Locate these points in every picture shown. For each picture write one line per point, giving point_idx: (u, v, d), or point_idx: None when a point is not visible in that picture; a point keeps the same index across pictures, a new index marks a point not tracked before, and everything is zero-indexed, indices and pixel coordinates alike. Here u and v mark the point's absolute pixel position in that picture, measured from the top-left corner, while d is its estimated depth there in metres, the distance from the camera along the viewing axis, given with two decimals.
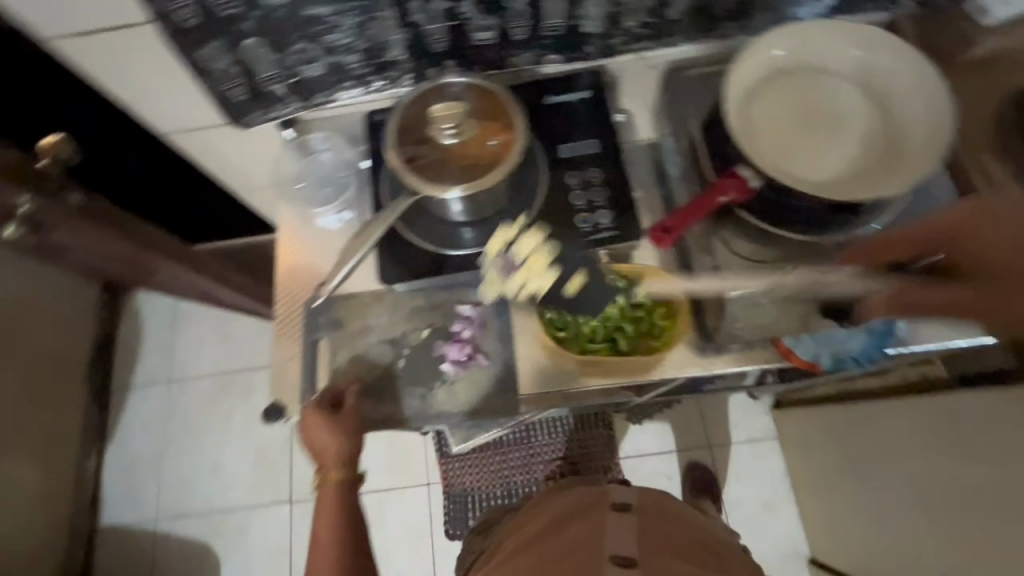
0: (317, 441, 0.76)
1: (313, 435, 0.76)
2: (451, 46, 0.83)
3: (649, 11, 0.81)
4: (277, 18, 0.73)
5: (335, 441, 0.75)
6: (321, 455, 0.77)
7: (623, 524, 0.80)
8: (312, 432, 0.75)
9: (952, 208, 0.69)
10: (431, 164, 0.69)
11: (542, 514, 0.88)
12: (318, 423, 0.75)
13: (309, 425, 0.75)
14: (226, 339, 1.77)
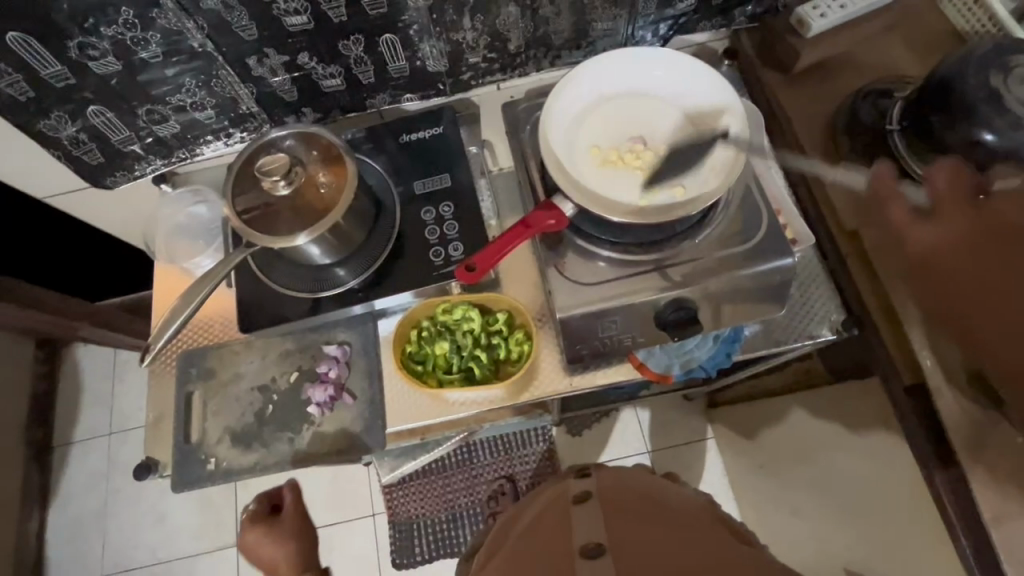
0: (279, 553, 0.95)
1: (262, 543, 0.96)
2: (304, 95, 0.86)
3: (489, 47, 0.85)
4: (114, 84, 0.76)
5: (277, 544, 0.96)
6: (276, 568, 0.95)
7: (588, 511, 0.74)
8: (268, 551, 0.96)
9: (759, 211, 0.73)
10: (268, 213, 0.73)
11: (526, 521, 0.83)
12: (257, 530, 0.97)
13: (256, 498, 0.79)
14: None
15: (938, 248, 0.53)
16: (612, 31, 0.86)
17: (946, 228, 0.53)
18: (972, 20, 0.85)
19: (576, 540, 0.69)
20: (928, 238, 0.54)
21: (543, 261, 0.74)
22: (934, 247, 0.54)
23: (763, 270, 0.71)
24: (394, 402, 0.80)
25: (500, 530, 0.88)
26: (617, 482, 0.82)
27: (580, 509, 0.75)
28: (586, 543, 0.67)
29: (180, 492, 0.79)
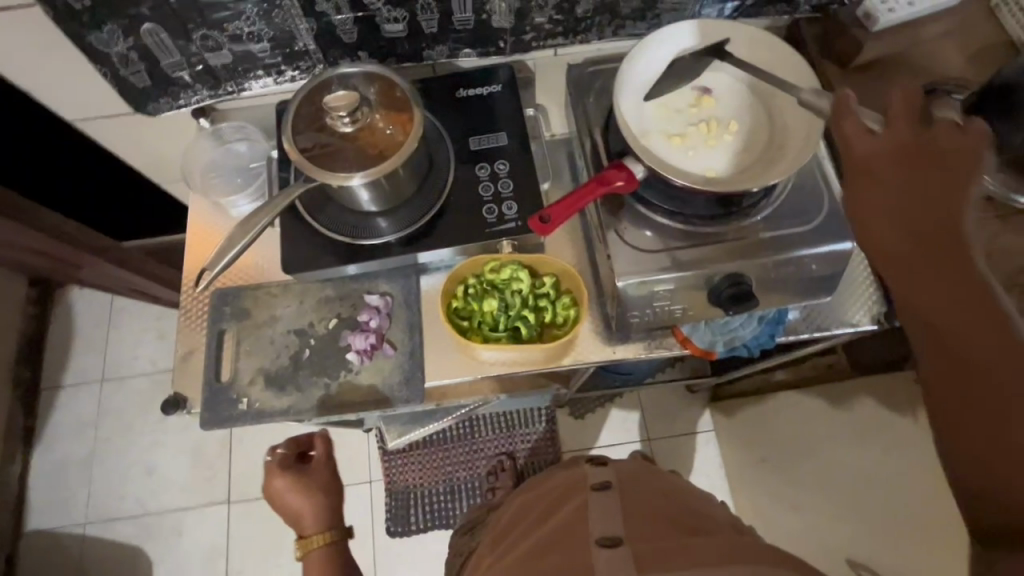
0: (297, 506, 0.92)
1: (287, 496, 0.93)
2: (363, 38, 0.84)
3: (556, 8, 0.83)
4: (173, 3, 0.72)
5: (308, 495, 0.92)
6: (300, 520, 0.92)
7: (604, 503, 0.72)
8: (296, 507, 0.92)
9: (818, 195, 0.74)
10: (328, 151, 0.71)
11: (536, 501, 0.83)
12: (297, 495, 0.92)
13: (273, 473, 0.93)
14: (161, 332, 1.72)
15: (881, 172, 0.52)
16: (680, 6, 0.86)
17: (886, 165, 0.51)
18: None
19: (593, 531, 0.68)
20: (880, 195, 0.51)
21: (602, 226, 0.73)
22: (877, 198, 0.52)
23: (824, 252, 0.71)
24: (434, 356, 0.81)
25: (512, 508, 0.87)
26: (634, 475, 0.80)
27: (597, 499, 0.74)
28: (602, 535, 0.67)
29: (209, 430, 0.77)
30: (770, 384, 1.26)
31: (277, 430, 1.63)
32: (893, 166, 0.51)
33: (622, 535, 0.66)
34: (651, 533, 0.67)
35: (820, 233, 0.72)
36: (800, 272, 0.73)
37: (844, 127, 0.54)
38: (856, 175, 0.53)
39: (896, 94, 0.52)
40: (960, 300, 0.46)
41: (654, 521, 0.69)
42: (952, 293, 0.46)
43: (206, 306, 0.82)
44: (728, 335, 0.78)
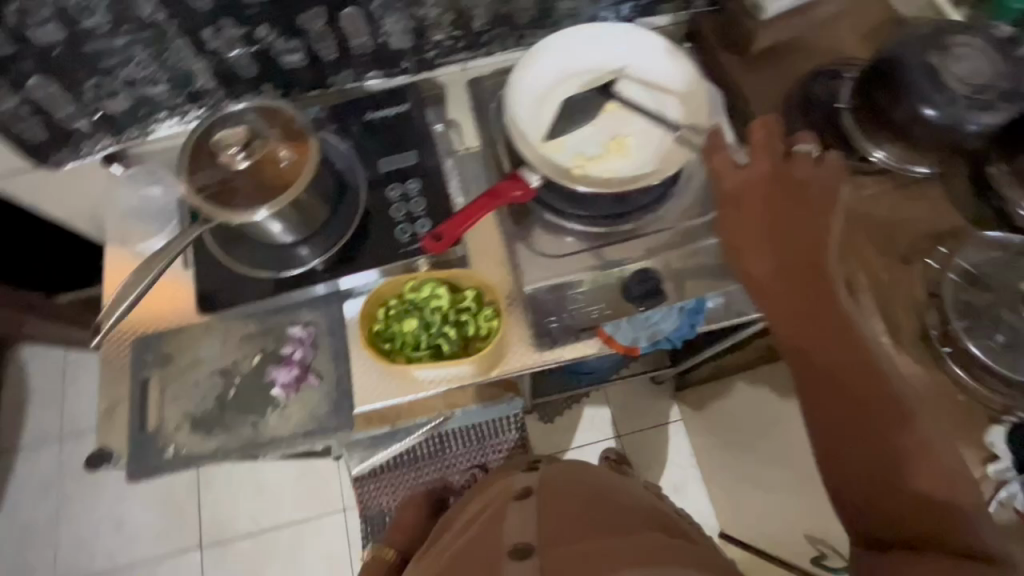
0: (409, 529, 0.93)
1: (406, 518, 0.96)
2: (263, 72, 0.84)
3: (452, 24, 0.84)
4: (56, 55, 0.72)
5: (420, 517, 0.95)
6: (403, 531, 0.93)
7: (523, 510, 0.69)
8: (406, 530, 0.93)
9: (717, 184, 0.76)
10: (228, 187, 0.71)
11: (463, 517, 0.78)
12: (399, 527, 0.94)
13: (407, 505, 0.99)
14: None
15: (741, 205, 0.63)
16: (575, 13, 0.88)
17: (750, 196, 0.63)
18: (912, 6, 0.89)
19: (506, 538, 0.63)
20: (739, 219, 0.63)
21: (511, 237, 0.75)
22: (744, 219, 0.63)
23: (723, 241, 0.75)
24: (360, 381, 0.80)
25: (442, 525, 0.82)
26: (562, 479, 0.77)
27: (516, 507, 0.70)
28: (515, 544, 0.61)
29: (136, 482, 0.76)
30: (720, 369, 1.28)
31: (245, 468, 1.61)
32: (760, 196, 0.63)
33: (536, 542, 0.61)
34: (566, 538, 0.62)
35: (719, 221, 0.73)
36: (706, 262, 0.75)
37: (716, 162, 0.65)
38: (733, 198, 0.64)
39: (757, 130, 0.65)
40: (803, 306, 0.56)
41: (571, 526, 0.65)
42: (799, 298, 0.57)
43: (127, 355, 0.81)
44: (651, 332, 0.77)
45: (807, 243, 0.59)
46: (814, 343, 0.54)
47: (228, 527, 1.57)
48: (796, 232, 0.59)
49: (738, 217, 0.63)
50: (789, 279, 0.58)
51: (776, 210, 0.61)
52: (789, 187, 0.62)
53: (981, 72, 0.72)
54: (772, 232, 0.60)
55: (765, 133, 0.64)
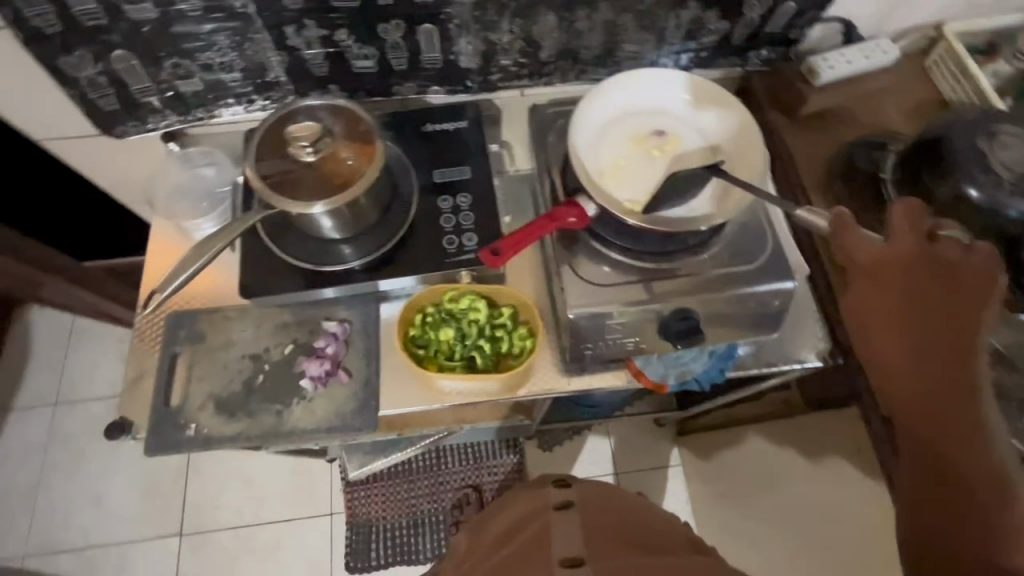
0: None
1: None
2: (334, 73, 0.87)
3: (522, 52, 0.88)
4: (145, 32, 0.75)
5: None
6: None
7: (567, 524, 0.71)
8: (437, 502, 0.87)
9: (762, 236, 0.77)
10: (289, 178, 0.72)
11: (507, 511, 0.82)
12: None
13: None
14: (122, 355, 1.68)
15: (877, 291, 0.57)
16: (638, 56, 0.91)
17: (890, 281, 0.57)
18: (957, 90, 0.93)
19: (555, 550, 0.67)
20: (875, 300, 0.57)
21: (555, 260, 0.76)
22: (883, 307, 0.57)
23: (763, 291, 0.75)
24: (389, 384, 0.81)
25: (480, 525, 0.85)
26: (599, 497, 0.78)
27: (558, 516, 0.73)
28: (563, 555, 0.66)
29: (154, 456, 0.76)
30: (731, 418, 1.28)
31: (237, 458, 1.59)
32: (894, 279, 0.56)
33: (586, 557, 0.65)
34: (615, 559, 0.65)
35: (761, 274, 0.75)
36: (743, 309, 0.77)
37: (846, 239, 0.59)
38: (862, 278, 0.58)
39: (897, 207, 0.58)
40: (934, 407, 0.51)
41: (616, 548, 0.68)
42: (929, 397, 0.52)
43: (161, 328, 0.82)
44: (680, 365, 0.79)
45: (951, 336, 0.53)
46: (953, 461, 0.50)
47: (212, 517, 1.54)
48: (952, 331, 0.54)
49: (863, 300, 0.58)
50: (935, 384, 0.52)
51: (921, 303, 0.55)
52: (941, 280, 0.55)
53: None
54: (913, 327, 0.55)
55: (915, 213, 0.57)
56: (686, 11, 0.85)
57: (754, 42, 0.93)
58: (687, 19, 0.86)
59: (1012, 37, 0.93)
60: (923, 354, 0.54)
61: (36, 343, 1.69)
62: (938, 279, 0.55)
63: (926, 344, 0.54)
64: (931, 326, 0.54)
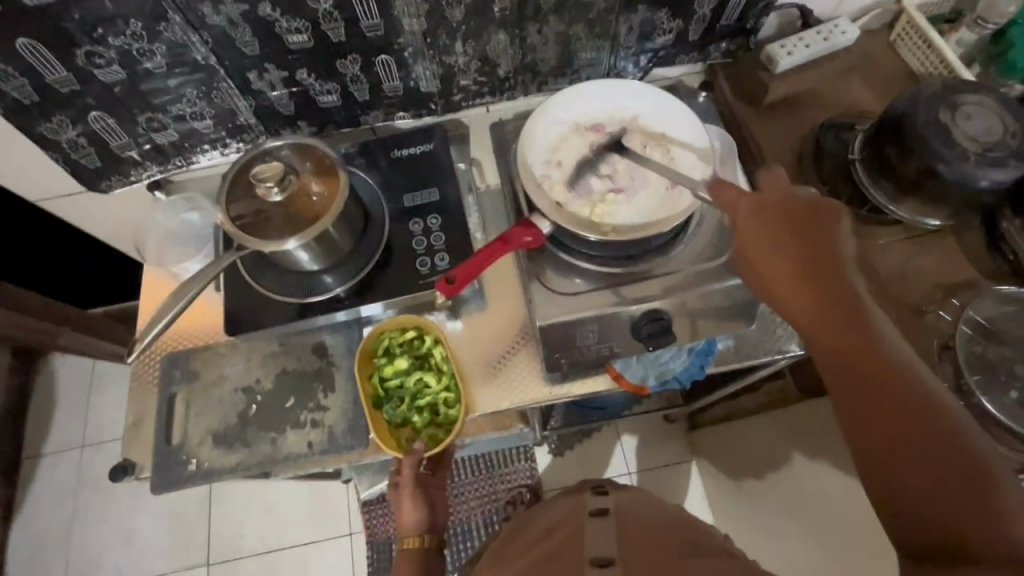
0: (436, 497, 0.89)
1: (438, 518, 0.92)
2: (300, 110, 0.90)
3: (479, 71, 0.90)
4: (117, 92, 0.78)
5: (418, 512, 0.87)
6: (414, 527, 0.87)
7: (602, 530, 0.76)
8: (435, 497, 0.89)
9: (729, 230, 0.78)
10: (261, 218, 0.76)
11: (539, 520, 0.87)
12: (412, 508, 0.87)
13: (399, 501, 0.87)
14: None
15: (751, 233, 0.59)
16: (596, 62, 0.92)
17: (765, 219, 0.59)
18: (926, 62, 0.92)
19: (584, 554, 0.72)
20: (755, 244, 0.59)
21: (525, 275, 0.77)
22: (757, 238, 0.59)
23: (734, 285, 0.75)
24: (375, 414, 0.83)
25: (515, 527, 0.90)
26: (635, 504, 0.83)
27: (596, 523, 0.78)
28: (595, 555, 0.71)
29: (159, 493, 0.79)
30: (734, 409, 1.28)
31: (257, 486, 1.62)
32: (767, 231, 0.58)
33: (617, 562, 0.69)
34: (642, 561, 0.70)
35: (732, 267, 0.75)
36: (718, 304, 0.77)
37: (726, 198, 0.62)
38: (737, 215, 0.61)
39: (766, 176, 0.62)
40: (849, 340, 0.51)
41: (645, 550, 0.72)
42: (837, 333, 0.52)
43: (157, 370, 0.85)
44: (659, 365, 0.81)
45: (805, 267, 0.56)
46: (873, 380, 0.49)
47: (237, 546, 1.58)
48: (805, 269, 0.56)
49: (761, 245, 0.59)
50: (814, 313, 0.54)
51: (791, 230, 0.58)
52: (796, 210, 0.58)
53: (992, 130, 0.74)
54: (789, 253, 0.57)
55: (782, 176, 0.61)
56: (637, 14, 0.86)
57: (710, 36, 0.93)
58: (638, 21, 0.87)
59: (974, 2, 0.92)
60: (817, 292, 0.54)
61: (57, 390, 1.75)
62: (797, 212, 0.58)
63: (811, 266, 0.56)
64: (800, 261, 0.56)
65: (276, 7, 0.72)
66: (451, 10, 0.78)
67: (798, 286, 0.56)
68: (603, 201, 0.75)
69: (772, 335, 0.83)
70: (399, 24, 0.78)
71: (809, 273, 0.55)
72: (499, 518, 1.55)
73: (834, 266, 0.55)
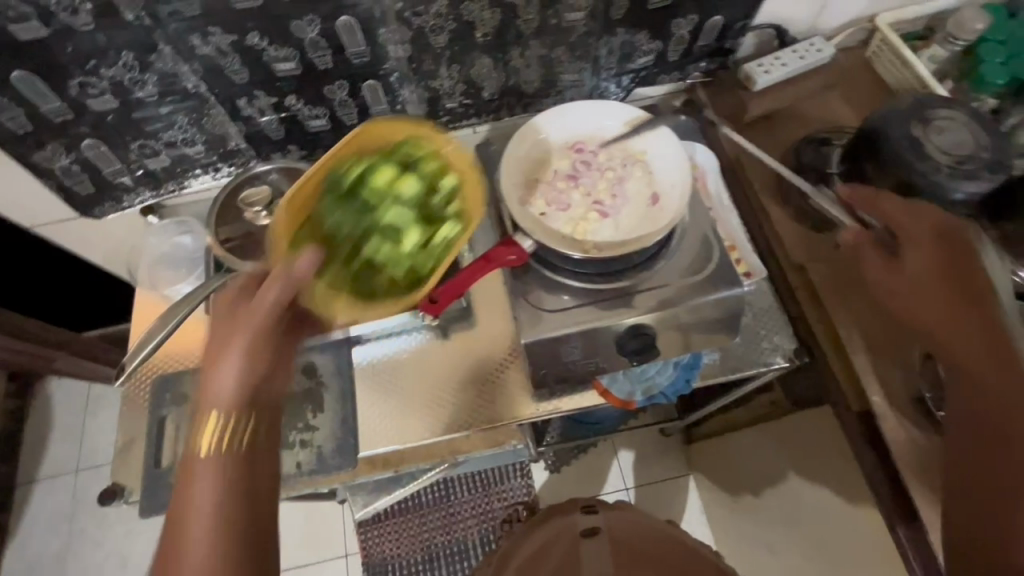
0: (221, 349, 0.58)
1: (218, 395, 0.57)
2: (290, 134, 0.92)
3: (465, 94, 0.92)
4: (110, 120, 0.80)
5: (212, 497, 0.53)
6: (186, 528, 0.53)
7: (596, 554, 0.81)
8: (214, 358, 0.58)
9: (710, 245, 0.79)
10: (249, 240, 0.77)
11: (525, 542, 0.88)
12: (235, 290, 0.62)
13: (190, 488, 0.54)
14: None
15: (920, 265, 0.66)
16: (579, 83, 0.95)
17: (941, 247, 0.66)
18: (901, 79, 0.94)
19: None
20: (928, 257, 0.66)
21: (510, 292, 0.78)
22: (931, 268, 0.66)
23: (716, 299, 0.76)
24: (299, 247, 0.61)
25: (197, 516, 0.52)
26: (624, 522, 0.86)
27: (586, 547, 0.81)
28: None
29: (148, 517, 0.79)
30: (726, 422, 1.28)
31: None
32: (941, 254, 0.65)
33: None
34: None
35: (713, 280, 0.76)
36: (701, 316, 0.78)
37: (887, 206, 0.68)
38: (913, 246, 0.67)
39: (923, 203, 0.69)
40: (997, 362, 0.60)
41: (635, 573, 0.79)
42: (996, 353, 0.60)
43: (148, 393, 0.86)
44: (643, 378, 0.82)
45: (961, 294, 0.64)
46: (993, 395, 0.59)
47: None
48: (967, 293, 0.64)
49: (926, 269, 0.66)
50: (964, 337, 0.62)
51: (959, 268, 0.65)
52: (954, 249, 0.66)
53: (963, 143, 0.76)
54: (948, 289, 0.64)
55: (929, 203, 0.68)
56: (617, 36, 0.88)
57: (690, 57, 0.96)
58: (618, 43, 0.89)
59: (945, 21, 0.94)
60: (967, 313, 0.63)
61: (50, 414, 1.74)
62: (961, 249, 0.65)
63: (959, 300, 0.64)
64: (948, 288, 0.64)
65: (264, 37, 0.74)
66: (434, 37, 0.80)
67: (949, 317, 0.64)
68: (584, 218, 0.77)
69: (757, 348, 0.84)
70: (384, 50, 0.81)
71: (958, 305, 0.64)
72: (496, 536, 1.54)
73: (981, 295, 0.64)
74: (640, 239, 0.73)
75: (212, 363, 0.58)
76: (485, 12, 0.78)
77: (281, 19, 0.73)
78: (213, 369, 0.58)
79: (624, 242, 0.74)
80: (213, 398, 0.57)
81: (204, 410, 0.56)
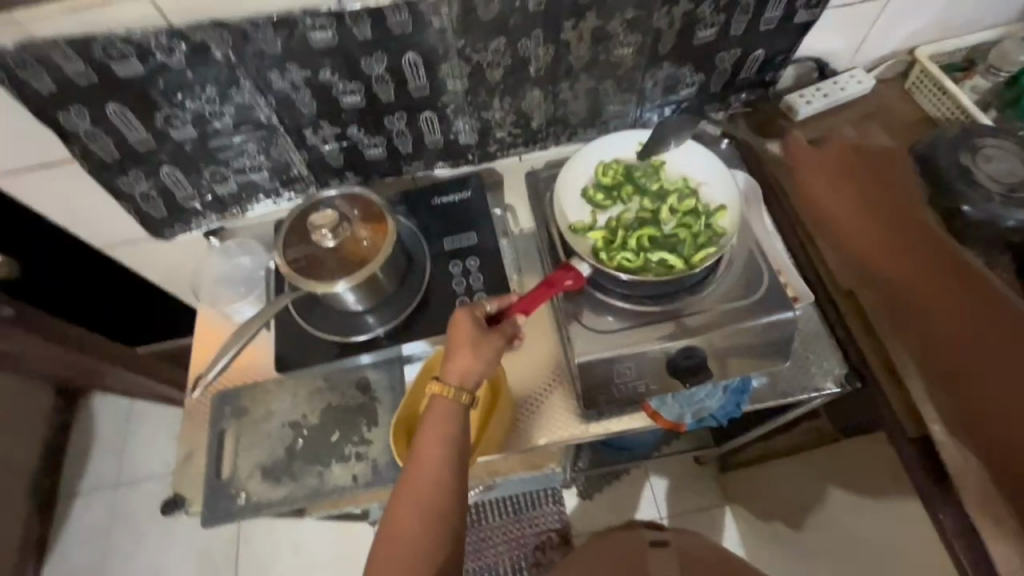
0: (425, 461, 0.63)
1: (400, 528, 0.60)
2: (348, 162, 0.97)
3: (515, 125, 0.96)
4: (188, 149, 0.86)
5: (481, 351, 0.68)
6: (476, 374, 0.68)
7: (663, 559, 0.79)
8: (428, 420, 0.66)
9: (763, 267, 0.80)
10: (313, 262, 0.81)
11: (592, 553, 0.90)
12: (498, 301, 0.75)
13: (435, 414, 0.66)
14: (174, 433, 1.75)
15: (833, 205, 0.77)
16: (625, 114, 0.99)
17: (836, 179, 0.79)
18: (941, 107, 0.96)
19: None
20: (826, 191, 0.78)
21: (563, 314, 0.80)
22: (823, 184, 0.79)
23: (768, 321, 0.77)
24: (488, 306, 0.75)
25: (415, 553, 0.59)
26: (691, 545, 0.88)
27: None
28: None
29: (208, 527, 0.81)
30: (764, 452, 1.27)
31: (285, 528, 1.61)
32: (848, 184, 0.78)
33: None
34: None
35: (763, 304, 0.77)
36: (752, 337, 0.78)
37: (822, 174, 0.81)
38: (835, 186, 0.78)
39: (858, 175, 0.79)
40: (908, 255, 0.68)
41: None
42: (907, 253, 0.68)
43: (208, 406, 0.89)
44: (689, 400, 0.84)
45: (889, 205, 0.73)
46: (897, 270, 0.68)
47: None
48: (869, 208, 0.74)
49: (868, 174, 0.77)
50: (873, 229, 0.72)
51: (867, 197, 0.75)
52: None
53: (1014, 172, 0.76)
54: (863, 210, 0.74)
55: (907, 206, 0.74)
56: (662, 70, 0.92)
57: (731, 89, 0.99)
58: (663, 76, 0.93)
59: (986, 54, 0.97)
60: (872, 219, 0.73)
61: (91, 430, 1.77)
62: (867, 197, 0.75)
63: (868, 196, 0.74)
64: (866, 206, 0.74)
65: (335, 72, 0.80)
66: (491, 71, 0.85)
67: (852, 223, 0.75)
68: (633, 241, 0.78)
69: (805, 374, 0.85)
70: (443, 85, 0.86)
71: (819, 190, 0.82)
72: (528, 563, 1.52)
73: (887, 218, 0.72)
74: (687, 263, 0.77)
75: (400, 500, 0.61)
76: (539, 49, 0.83)
77: (353, 57, 0.78)
78: (410, 500, 0.61)
79: (676, 266, 0.77)
80: (424, 498, 0.61)
81: (401, 490, 0.62)
